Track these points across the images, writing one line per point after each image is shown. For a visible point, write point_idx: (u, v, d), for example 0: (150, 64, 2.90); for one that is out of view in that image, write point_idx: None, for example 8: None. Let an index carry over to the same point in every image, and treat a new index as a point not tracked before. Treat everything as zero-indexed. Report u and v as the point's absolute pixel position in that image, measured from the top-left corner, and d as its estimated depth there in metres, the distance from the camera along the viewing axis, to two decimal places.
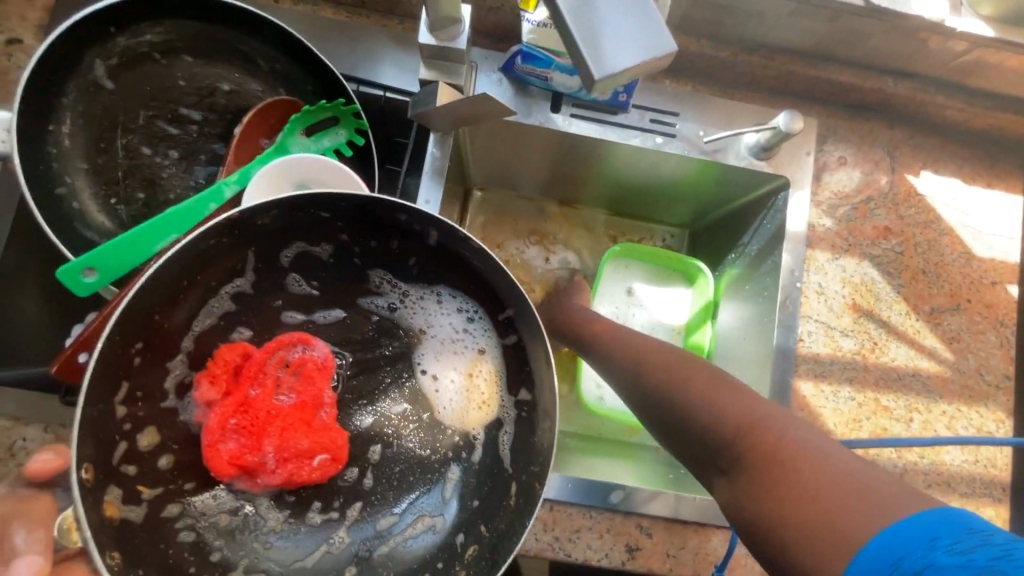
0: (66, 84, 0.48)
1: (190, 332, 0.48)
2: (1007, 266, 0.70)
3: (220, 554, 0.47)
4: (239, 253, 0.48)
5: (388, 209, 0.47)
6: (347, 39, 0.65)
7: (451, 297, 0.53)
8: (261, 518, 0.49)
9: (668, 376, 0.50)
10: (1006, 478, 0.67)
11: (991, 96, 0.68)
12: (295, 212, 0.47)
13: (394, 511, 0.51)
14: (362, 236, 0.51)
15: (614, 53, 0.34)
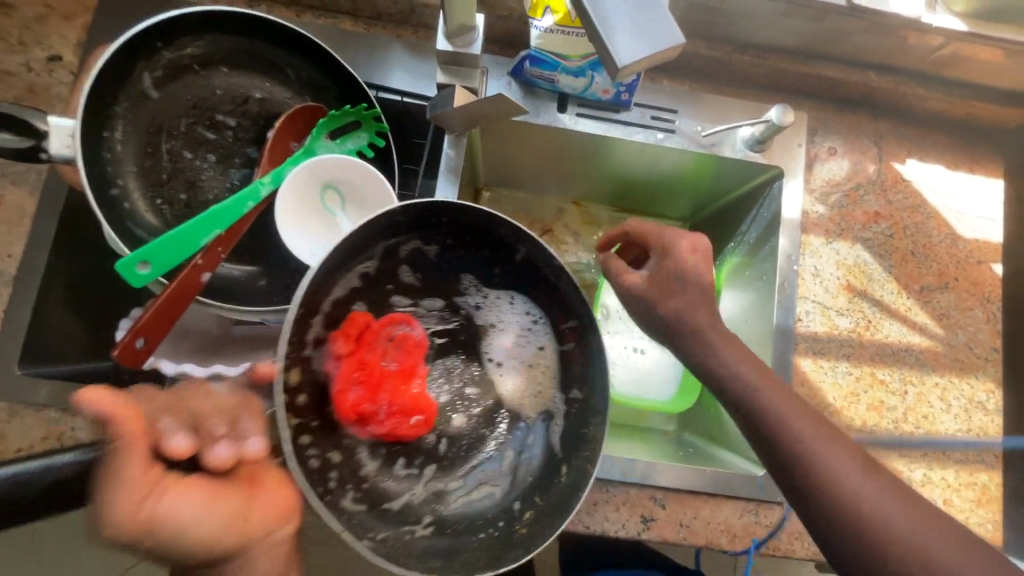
0: (118, 95, 0.53)
1: (326, 295, 0.50)
2: (990, 246, 0.75)
3: (335, 481, 0.49)
4: (376, 234, 0.51)
5: (492, 218, 0.53)
6: (365, 49, 0.70)
7: (524, 301, 0.57)
8: (360, 462, 0.52)
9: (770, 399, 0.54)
10: (998, 444, 0.70)
11: (968, 87, 0.73)
12: (425, 211, 0.52)
13: (461, 476, 0.55)
14: (464, 240, 0.55)
15: (627, 45, 0.39)
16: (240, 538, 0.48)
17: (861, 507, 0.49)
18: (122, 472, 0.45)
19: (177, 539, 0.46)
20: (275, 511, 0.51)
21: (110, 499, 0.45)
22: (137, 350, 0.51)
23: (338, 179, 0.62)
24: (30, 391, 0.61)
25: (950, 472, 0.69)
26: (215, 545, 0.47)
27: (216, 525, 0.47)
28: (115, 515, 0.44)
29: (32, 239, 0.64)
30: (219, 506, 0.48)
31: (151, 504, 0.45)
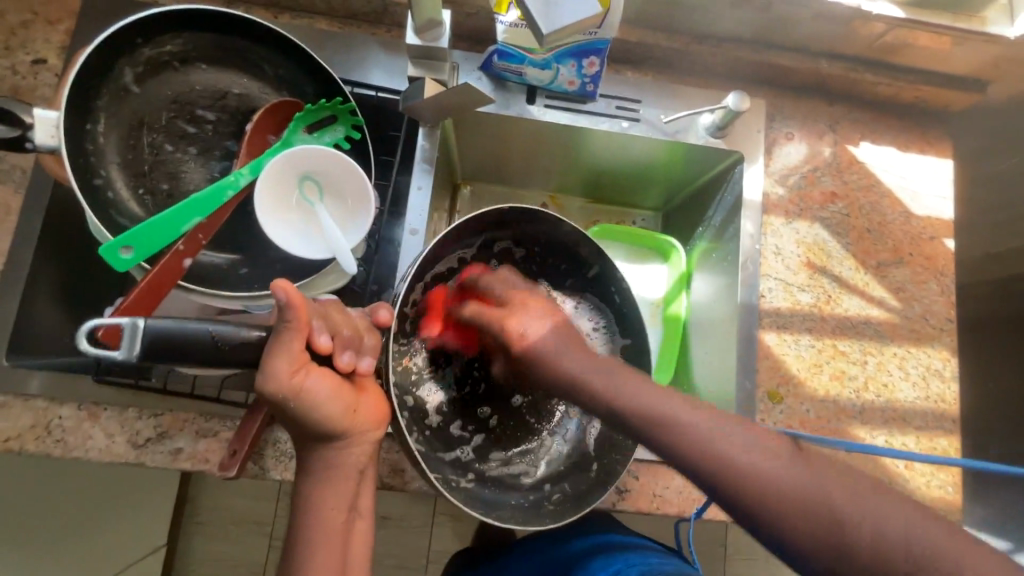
0: (100, 89, 0.56)
1: (433, 271, 0.65)
2: (942, 222, 0.79)
3: (410, 408, 0.64)
4: (479, 232, 0.67)
5: (576, 241, 0.69)
6: (341, 47, 0.73)
7: (597, 308, 0.71)
8: (425, 411, 0.65)
9: (642, 398, 0.50)
10: (956, 411, 0.74)
11: (913, 72, 0.77)
12: (524, 216, 0.67)
13: (505, 452, 0.67)
14: (554, 251, 0.70)
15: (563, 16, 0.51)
16: (346, 428, 0.52)
17: (771, 491, 0.42)
18: (284, 345, 0.47)
19: (307, 412, 0.49)
20: (377, 415, 0.54)
21: (269, 361, 0.47)
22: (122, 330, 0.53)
23: (317, 170, 0.64)
24: (18, 381, 0.63)
25: (910, 438, 0.72)
26: (330, 427, 0.50)
27: (336, 411, 0.50)
28: (271, 381, 0.47)
29: (20, 234, 0.66)
30: (341, 399, 0.51)
31: (300, 376, 0.48)
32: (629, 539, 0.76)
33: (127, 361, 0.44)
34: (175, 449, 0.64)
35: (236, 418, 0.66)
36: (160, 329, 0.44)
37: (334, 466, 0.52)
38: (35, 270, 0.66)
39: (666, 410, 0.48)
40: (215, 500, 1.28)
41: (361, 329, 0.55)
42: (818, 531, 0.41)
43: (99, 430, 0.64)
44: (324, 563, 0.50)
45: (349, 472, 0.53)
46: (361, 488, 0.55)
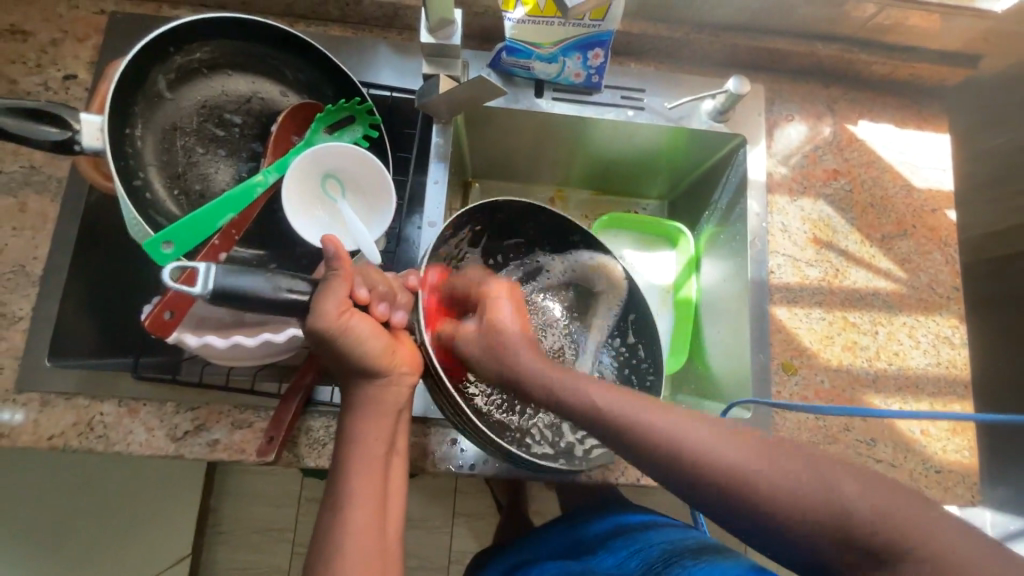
0: (137, 95, 0.59)
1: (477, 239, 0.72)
2: (942, 193, 0.81)
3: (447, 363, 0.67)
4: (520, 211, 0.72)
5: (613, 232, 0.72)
6: (356, 52, 0.76)
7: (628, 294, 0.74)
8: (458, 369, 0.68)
9: (602, 397, 0.51)
10: (967, 375, 0.75)
11: (907, 50, 0.80)
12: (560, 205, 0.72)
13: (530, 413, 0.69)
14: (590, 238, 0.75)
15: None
16: (386, 366, 0.56)
17: (721, 480, 0.44)
18: (333, 289, 0.53)
19: (353, 349, 0.54)
20: (412, 359, 0.59)
21: (319, 301, 0.52)
22: (166, 321, 0.55)
23: (339, 168, 0.67)
24: (62, 381, 0.66)
25: (925, 404, 0.74)
26: (372, 364, 0.55)
27: (378, 350, 0.55)
28: (321, 318, 0.51)
29: (58, 240, 0.70)
30: (382, 338, 0.56)
31: (347, 317, 0.53)
32: (655, 517, 0.77)
33: (202, 297, 0.47)
34: (212, 441, 0.67)
35: (269, 409, 0.68)
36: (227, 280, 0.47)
37: (375, 401, 0.57)
38: (72, 275, 0.69)
39: (625, 411, 0.50)
40: (239, 506, 1.30)
41: (394, 284, 0.61)
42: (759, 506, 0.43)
43: (138, 425, 0.66)
44: (363, 490, 0.54)
45: (388, 408, 0.57)
46: (398, 429, 0.59)
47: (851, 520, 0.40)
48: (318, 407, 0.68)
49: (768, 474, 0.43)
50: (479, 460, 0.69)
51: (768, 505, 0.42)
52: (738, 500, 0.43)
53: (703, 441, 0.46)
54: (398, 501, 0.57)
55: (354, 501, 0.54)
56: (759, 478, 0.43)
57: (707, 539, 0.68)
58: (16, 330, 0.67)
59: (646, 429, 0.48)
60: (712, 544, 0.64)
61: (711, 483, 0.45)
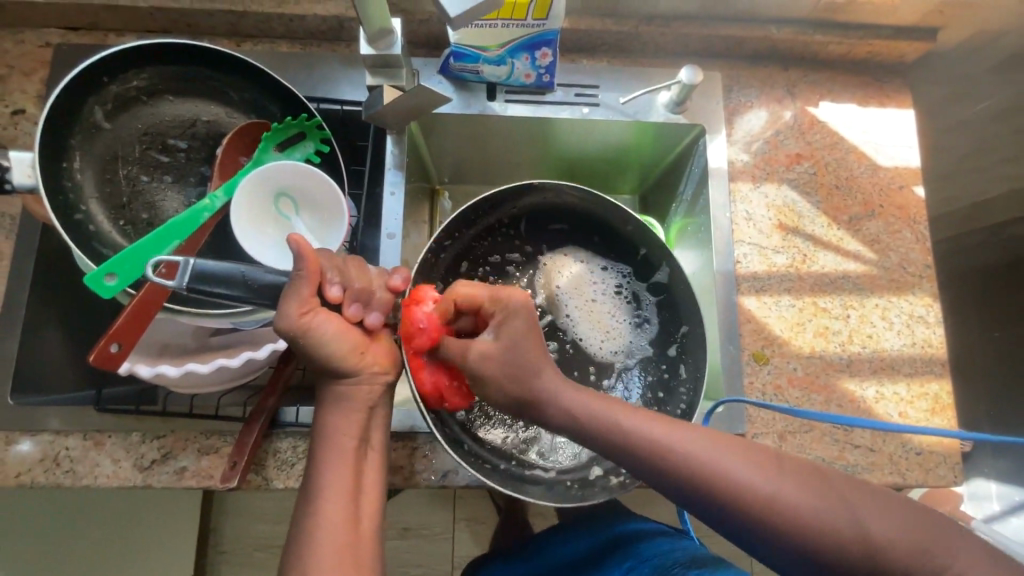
0: (72, 128, 0.59)
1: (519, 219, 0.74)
2: (909, 171, 0.80)
3: None
4: (559, 202, 0.73)
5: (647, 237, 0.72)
6: (305, 67, 0.76)
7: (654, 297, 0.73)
8: None
9: (629, 426, 0.48)
10: (944, 354, 0.74)
11: (862, 27, 0.79)
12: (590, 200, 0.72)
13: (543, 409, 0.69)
14: (637, 233, 0.72)
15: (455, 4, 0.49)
16: (355, 366, 0.55)
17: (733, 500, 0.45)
18: (293, 290, 0.50)
19: (317, 347, 0.52)
20: (386, 358, 0.57)
21: (280, 301, 0.50)
22: (112, 355, 0.55)
23: (291, 187, 0.66)
24: (26, 419, 0.66)
25: (901, 386, 0.73)
26: (339, 365, 0.54)
27: (344, 350, 0.54)
28: (281, 320, 0.50)
29: (15, 276, 0.69)
30: (349, 337, 0.54)
31: (310, 316, 0.51)
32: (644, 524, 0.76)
33: (178, 287, 0.45)
34: (180, 468, 0.66)
35: (235, 432, 0.68)
36: (201, 270, 0.46)
37: (347, 398, 0.55)
38: (33, 312, 0.69)
39: (648, 437, 0.48)
40: (237, 526, 1.29)
41: (373, 279, 0.57)
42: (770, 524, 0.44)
43: (105, 457, 0.66)
44: (336, 494, 0.52)
45: (359, 404, 0.56)
46: (374, 422, 0.57)
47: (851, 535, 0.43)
48: (284, 428, 0.68)
49: (874, 531, 0.43)
50: (451, 471, 0.69)
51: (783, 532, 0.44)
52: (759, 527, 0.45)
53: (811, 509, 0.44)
54: (375, 497, 0.55)
55: (327, 502, 0.52)
56: (847, 532, 0.43)
57: (696, 550, 0.67)
58: None
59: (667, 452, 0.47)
60: (702, 556, 0.64)
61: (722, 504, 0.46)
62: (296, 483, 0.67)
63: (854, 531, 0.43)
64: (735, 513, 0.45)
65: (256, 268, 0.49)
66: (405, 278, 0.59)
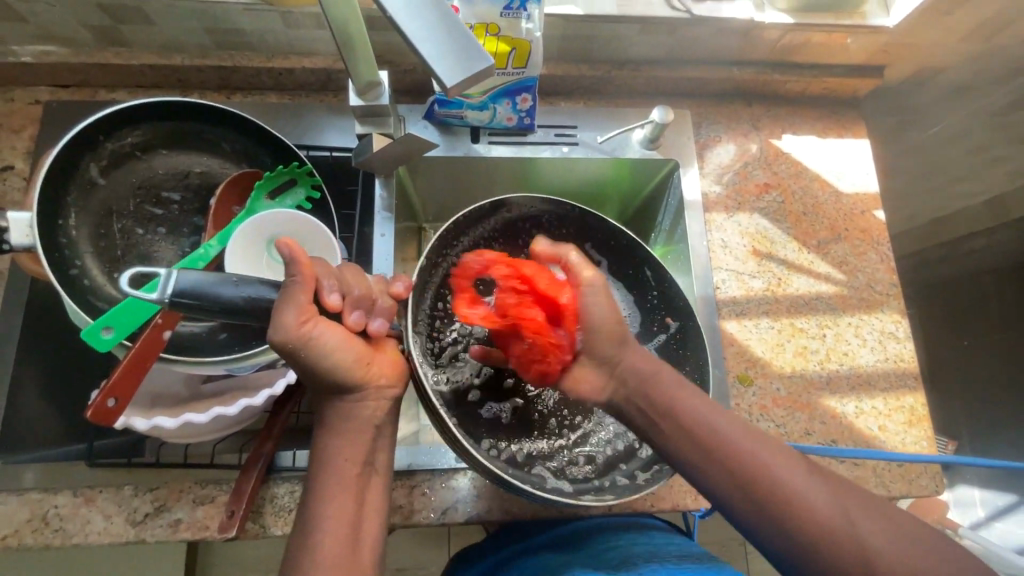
0: (68, 187, 0.60)
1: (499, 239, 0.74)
2: (869, 196, 0.85)
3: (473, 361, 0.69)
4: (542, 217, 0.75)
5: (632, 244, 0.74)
6: (293, 117, 0.78)
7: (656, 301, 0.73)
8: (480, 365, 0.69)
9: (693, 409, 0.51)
10: (915, 367, 0.78)
11: (817, 67, 0.85)
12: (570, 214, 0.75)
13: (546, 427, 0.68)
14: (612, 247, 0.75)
15: (454, 65, 0.42)
16: (359, 380, 0.53)
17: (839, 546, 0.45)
18: (291, 298, 0.49)
19: (320, 360, 0.50)
20: (391, 370, 0.56)
21: (277, 313, 0.48)
22: (110, 409, 0.54)
23: (283, 233, 0.68)
24: (13, 477, 0.65)
25: (877, 400, 0.76)
26: (344, 377, 0.52)
27: (350, 361, 0.52)
28: (280, 329, 0.47)
29: (4, 332, 0.69)
30: (351, 348, 0.52)
31: (309, 326, 0.49)
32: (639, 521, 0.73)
33: (160, 304, 0.45)
34: (174, 521, 0.65)
35: (231, 480, 0.67)
36: (193, 286, 0.45)
37: (350, 418, 0.53)
38: (20, 370, 0.68)
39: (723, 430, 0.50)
40: None
41: (373, 288, 0.57)
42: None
43: (96, 513, 0.65)
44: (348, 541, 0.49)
45: (364, 424, 0.53)
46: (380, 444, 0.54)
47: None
48: (281, 474, 0.67)
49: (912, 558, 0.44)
50: (450, 507, 0.69)
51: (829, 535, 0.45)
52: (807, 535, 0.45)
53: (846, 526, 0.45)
54: (376, 530, 0.52)
55: (344, 548, 0.49)
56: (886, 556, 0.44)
57: (691, 547, 0.66)
58: None
59: (800, 500, 0.46)
60: (697, 553, 0.63)
61: (823, 548, 0.45)
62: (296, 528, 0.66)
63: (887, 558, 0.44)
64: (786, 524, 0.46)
65: (249, 282, 0.48)
66: (406, 285, 0.59)
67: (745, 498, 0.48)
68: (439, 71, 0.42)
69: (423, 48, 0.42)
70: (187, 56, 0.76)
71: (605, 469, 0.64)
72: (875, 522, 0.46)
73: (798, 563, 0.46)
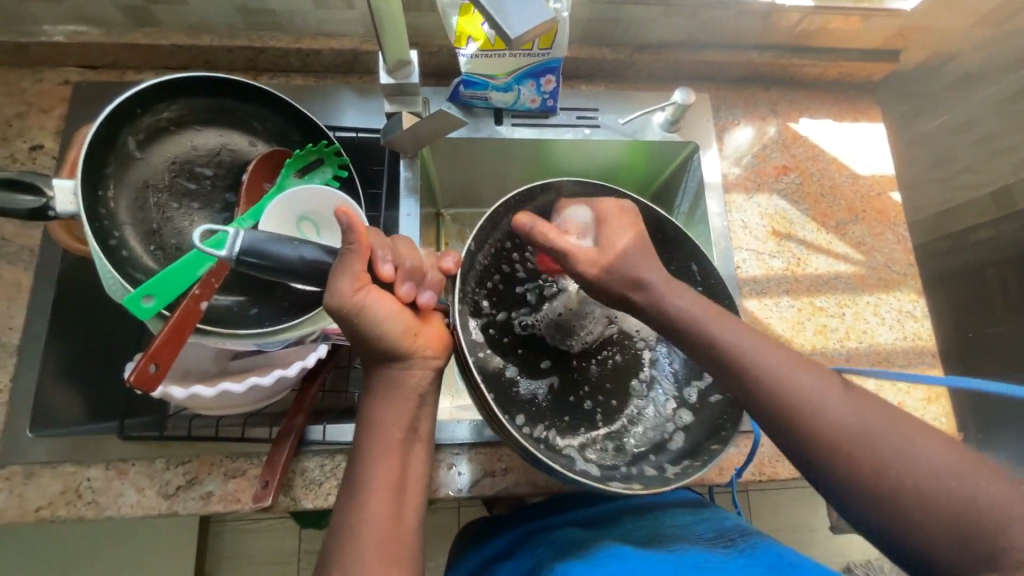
0: (108, 158, 0.61)
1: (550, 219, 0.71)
2: (885, 178, 0.86)
3: (511, 340, 0.68)
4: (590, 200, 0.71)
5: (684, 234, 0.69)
6: (319, 99, 0.79)
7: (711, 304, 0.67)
8: (519, 345, 0.68)
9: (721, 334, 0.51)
10: (933, 345, 0.79)
11: (833, 51, 0.87)
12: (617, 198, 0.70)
13: (580, 415, 0.65)
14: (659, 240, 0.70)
15: (517, 20, 0.46)
16: (407, 349, 0.52)
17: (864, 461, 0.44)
18: (346, 266, 0.50)
19: (369, 329, 0.51)
20: (437, 342, 0.55)
21: (333, 280, 0.49)
22: (151, 375, 0.55)
23: (313, 211, 0.69)
24: (46, 450, 0.65)
25: (897, 377, 0.77)
26: (392, 345, 0.52)
27: (399, 330, 0.52)
28: (335, 296, 0.49)
29: (35, 308, 0.70)
30: (401, 318, 0.52)
31: (362, 294, 0.50)
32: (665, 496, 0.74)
33: (227, 261, 0.45)
34: (206, 493, 0.66)
35: (262, 454, 0.68)
36: (259, 241, 0.45)
37: (396, 385, 0.53)
38: (51, 344, 0.69)
39: (747, 352, 0.50)
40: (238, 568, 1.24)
41: (425, 262, 0.56)
42: (895, 511, 0.42)
43: (129, 486, 0.65)
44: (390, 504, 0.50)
45: (409, 392, 0.53)
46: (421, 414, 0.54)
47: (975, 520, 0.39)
48: (312, 447, 0.68)
49: (944, 481, 0.41)
50: (478, 482, 0.70)
51: (846, 455, 0.44)
52: (826, 454, 0.45)
53: (872, 444, 0.44)
54: (421, 494, 0.52)
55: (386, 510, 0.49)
56: (909, 478, 0.42)
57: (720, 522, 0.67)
58: None
59: (822, 423, 0.46)
60: (726, 530, 0.64)
61: (845, 466, 0.44)
62: (326, 501, 0.67)
63: (916, 480, 0.42)
64: (806, 442, 0.46)
65: (305, 244, 0.49)
66: (455, 262, 0.60)
67: (773, 410, 0.48)
68: (505, 26, 0.46)
69: (490, 1, 0.48)
70: (217, 37, 0.76)
71: (637, 458, 0.62)
72: (911, 445, 0.43)
73: (828, 481, 0.46)
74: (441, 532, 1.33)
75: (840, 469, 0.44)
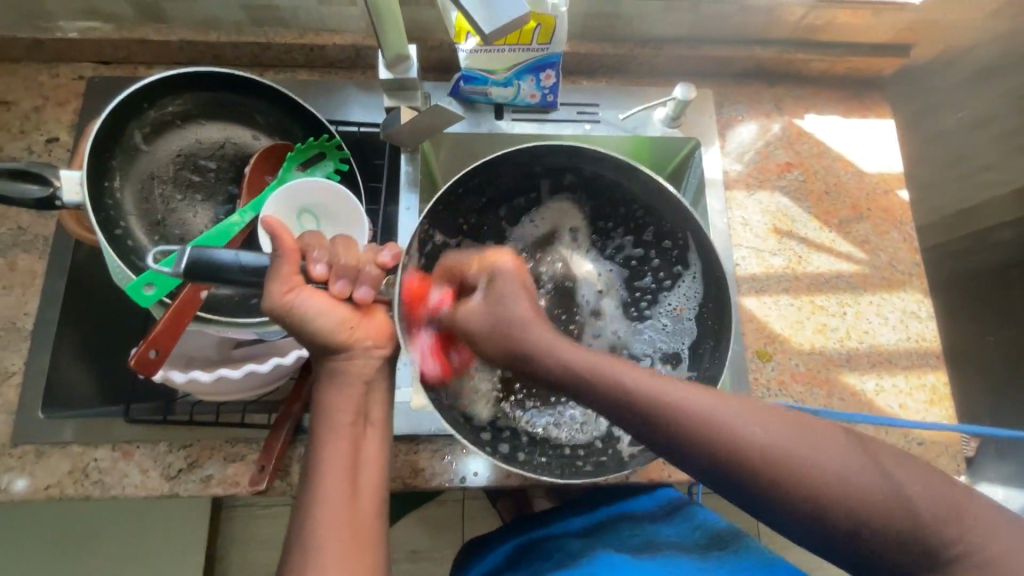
0: (114, 150, 0.64)
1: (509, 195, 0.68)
2: (893, 175, 0.85)
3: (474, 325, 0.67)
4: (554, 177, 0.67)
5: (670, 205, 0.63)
6: (323, 93, 0.81)
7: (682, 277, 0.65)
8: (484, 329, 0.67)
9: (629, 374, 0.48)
10: (938, 347, 0.78)
11: (842, 46, 0.85)
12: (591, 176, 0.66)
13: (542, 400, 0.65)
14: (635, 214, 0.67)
15: (492, 13, 0.46)
16: (344, 342, 0.54)
17: (827, 502, 0.43)
18: (273, 270, 0.51)
19: (306, 326, 0.53)
20: (378, 333, 0.56)
21: (265, 284, 0.51)
22: (150, 360, 0.58)
23: (314, 204, 0.70)
24: (55, 431, 0.68)
25: (899, 378, 0.76)
26: (328, 339, 0.53)
27: (332, 325, 0.53)
28: (265, 300, 0.51)
29: (47, 295, 0.73)
30: (337, 312, 0.54)
31: (292, 296, 0.52)
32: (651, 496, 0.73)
33: (179, 276, 0.49)
34: (206, 476, 0.68)
35: (260, 440, 0.70)
36: (199, 253, 0.48)
37: (342, 374, 0.54)
38: (63, 330, 0.72)
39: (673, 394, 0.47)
40: (246, 554, 1.27)
41: (361, 257, 0.56)
42: (854, 527, 0.43)
43: (133, 467, 0.68)
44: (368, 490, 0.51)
45: (354, 380, 0.54)
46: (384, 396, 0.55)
47: (914, 522, 0.42)
48: (307, 435, 0.70)
49: (883, 493, 0.43)
50: (469, 474, 0.70)
51: (795, 484, 0.44)
52: (771, 483, 0.44)
53: (816, 464, 0.44)
54: (375, 480, 0.53)
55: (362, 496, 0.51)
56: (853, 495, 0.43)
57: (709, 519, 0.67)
58: (9, 386, 0.70)
59: (764, 454, 0.45)
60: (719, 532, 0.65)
61: (794, 492, 0.44)
62: None
63: (861, 495, 0.43)
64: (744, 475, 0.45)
65: (247, 250, 0.51)
66: (395, 253, 0.57)
67: (708, 456, 0.46)
68: (479, 20, 0.46)
69: None
70: (223, 32, 0.78)
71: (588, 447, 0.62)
72: (840, 459, 0.44)
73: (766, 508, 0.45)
74: (444, 525, 1.35)
75: (789, 494, 0.44)
